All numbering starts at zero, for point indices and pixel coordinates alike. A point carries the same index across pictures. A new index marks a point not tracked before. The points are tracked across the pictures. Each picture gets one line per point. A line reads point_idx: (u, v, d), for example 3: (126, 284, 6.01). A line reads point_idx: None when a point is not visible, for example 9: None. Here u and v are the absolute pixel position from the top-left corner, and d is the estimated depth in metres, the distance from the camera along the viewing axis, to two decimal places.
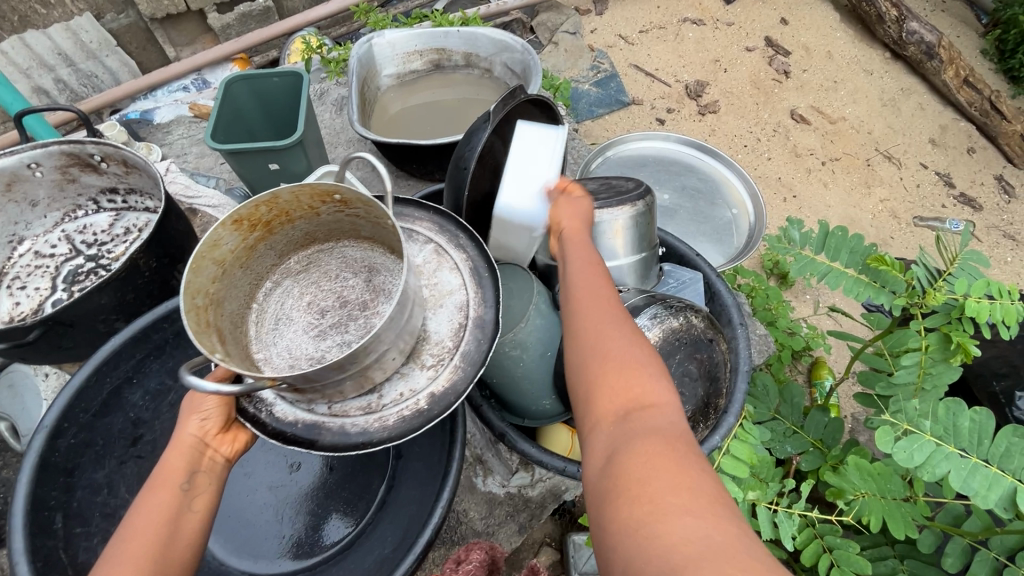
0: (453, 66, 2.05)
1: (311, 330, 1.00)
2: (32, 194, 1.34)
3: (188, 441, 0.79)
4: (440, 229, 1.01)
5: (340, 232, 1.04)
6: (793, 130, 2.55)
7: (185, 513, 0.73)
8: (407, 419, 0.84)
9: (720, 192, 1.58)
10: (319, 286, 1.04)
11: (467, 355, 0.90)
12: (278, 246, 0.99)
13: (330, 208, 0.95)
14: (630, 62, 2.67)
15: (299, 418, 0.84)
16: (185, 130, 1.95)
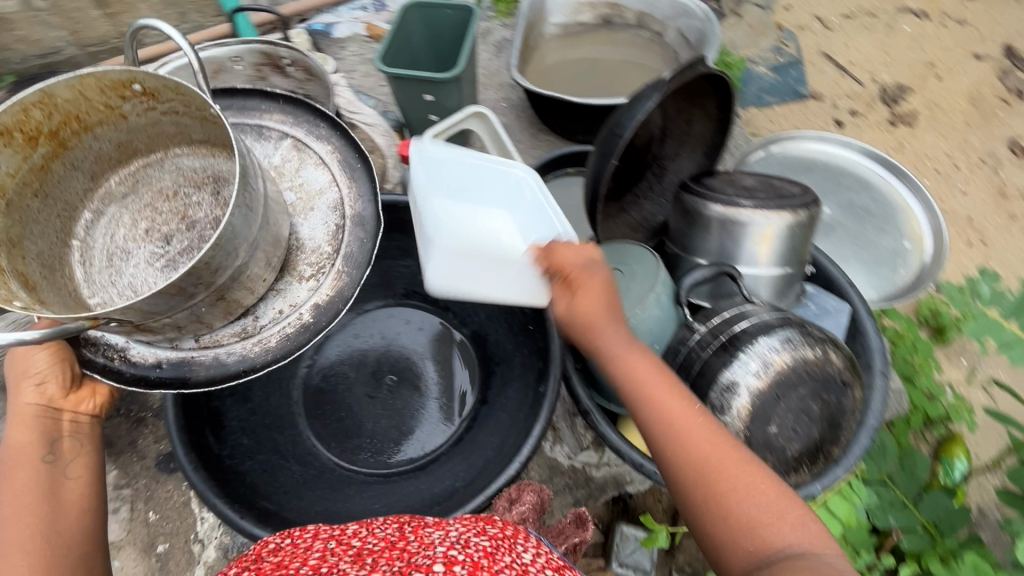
0: (623, 23, 1.94)
1: (157, 261, 1.00)
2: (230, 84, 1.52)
3: (31, 408, 0.93)
4: (299, 125, 1.02)
5: (165, 140, 1.02)
6: (1007, 164, 2.12)
7: (61, 481, 0.91)
8: (289, 336, 0.92)
9: (891, 216, 1.36)
10: (157, 207, 1.05)
11: (349, 257, 0.96)
12: (83, 164, 0.99)
13: (134, 105, 0.93)
14: (821, 50, 2.34)
15: (162, 358, 0.90)
16: (357, 48, 2.08)
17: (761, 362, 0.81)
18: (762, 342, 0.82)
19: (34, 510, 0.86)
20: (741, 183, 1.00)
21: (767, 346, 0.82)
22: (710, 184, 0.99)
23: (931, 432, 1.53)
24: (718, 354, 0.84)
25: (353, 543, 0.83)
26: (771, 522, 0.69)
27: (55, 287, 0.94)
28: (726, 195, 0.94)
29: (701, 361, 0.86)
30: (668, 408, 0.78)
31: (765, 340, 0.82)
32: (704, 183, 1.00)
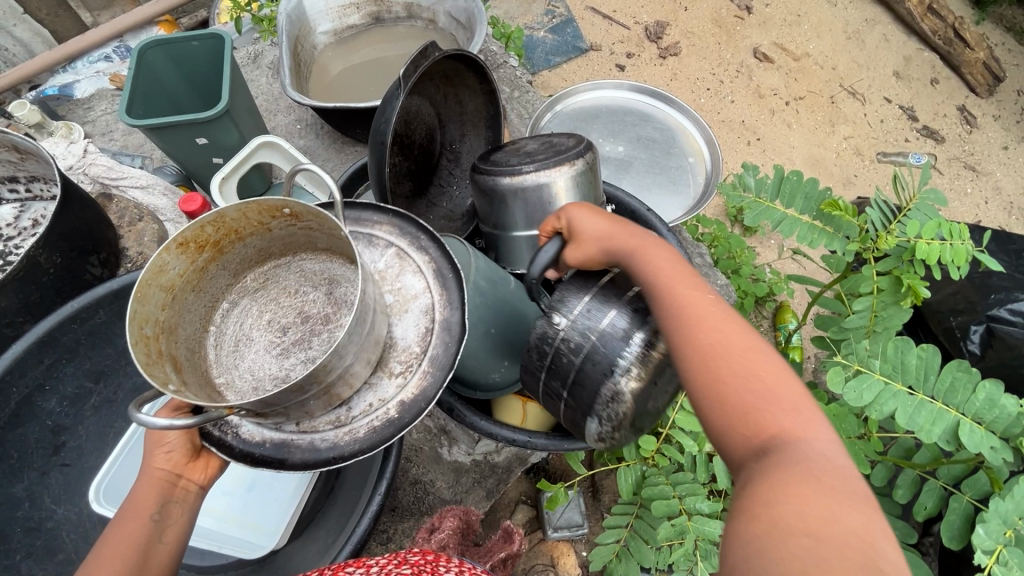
0: (393, 18, 1.93)
1: (274, 347, 0.86)
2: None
3: (160, 475, 0.75)
4: (402, 230, 0.88)
5: (296, 244, 0.88)
6: (756, 70, 2.47)
7: (154, 547, 0.73)
8: (380, 430, 0.77)
9: (676, 140, 1.52)
10: (278, 302, 0.89)
11: (436, 359, 0.80)
12: (233, 264, 0.85)
13: (280, 222, 0.81)
14: (587, 5, 2.52)
15: (266, 438, 0.78)
16: (107, 104, 1.80)
17: (628, 345, 0.76)
18: (621, 322, 0.76)
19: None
20: (525, 149, 1.04)
21: (627, 324, 0.76)
22: (497, 158, 1.01)
23: (766, 309, 1.79)
24: (586, 351, 0.77)
25: None
26: (813, 523, 0.48)
27: (200, 379, 0.78)
28: (509, 166, 0.97)
29: (580, 365, 0.78)
30: (722, 360, 0.59)
31: (619, 319, 0.76)
32: (492, 158, 1.02)
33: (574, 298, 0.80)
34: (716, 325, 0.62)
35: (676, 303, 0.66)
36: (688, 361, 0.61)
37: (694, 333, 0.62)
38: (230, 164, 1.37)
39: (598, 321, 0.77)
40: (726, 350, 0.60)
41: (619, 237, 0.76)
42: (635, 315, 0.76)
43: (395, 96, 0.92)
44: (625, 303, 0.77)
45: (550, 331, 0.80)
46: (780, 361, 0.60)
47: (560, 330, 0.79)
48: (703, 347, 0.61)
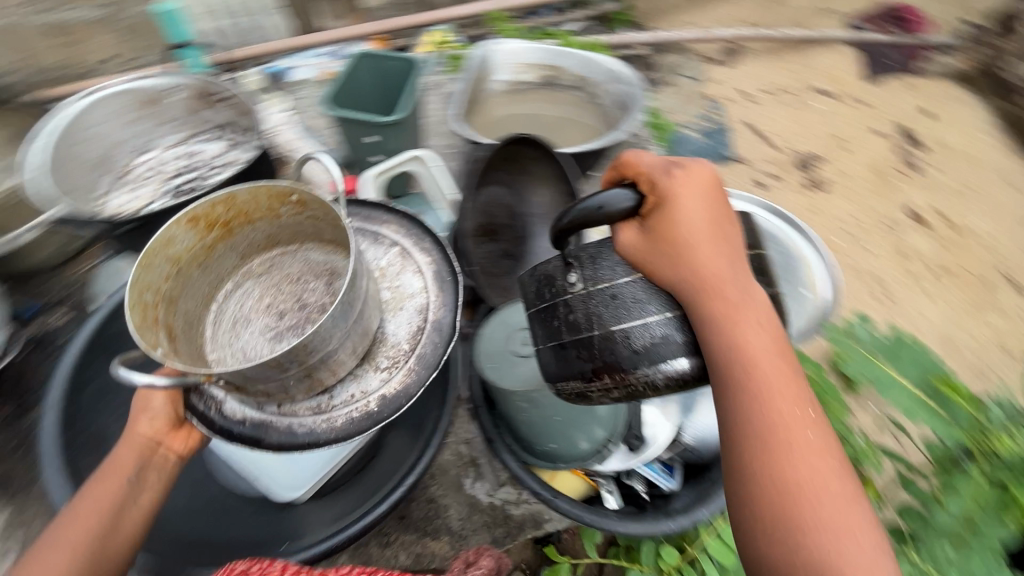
0: (561, 85, 2.10)
1: (268, 331, 1.04)
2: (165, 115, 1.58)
3: (139, 440, 0.90)
4: (408, 231, 1.14)
5: (303, 235, 1.05)
6: (905, 228, 2.34)
7: (130, 503, 0.87)
8: (356, 420, 0.91)
9: (797, 270, 1.47)
10: (279, 288, 1.07)
11: (421, 357, 0.99)
12: (240, 248, 1.02)
13: (287, 210, 0.98)
14: (745, 120, 2.58)
15: (246, 416, 0.90)
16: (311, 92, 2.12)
17: (620, 354, 0.79)
18: (631, 335, 0.78)
19: (85, 538, 0.82)
20: None
21: (632, 334, 0.79)
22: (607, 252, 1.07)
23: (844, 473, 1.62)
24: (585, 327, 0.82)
25: None
26: None
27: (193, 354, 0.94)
28: None
29: (568, 331, 0.84)
30: (807, 504, 0.67)
31: (628, 328, 0.79)
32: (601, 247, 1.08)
33: (609, 275, 0.83)
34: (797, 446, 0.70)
35: (774, 425, 0.71)
36: (771, 489, 0.69)
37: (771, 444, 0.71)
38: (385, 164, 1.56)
39: (619, 319, 0.80)
40: (806, 478, 0.68)
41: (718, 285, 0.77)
42: (642, 336, 0.78)
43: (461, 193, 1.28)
44: (642, 321, 0.79)
45: (564, 282, 0.86)
46: (866, 522, 0.67)
47: (576, 291, 0.84)
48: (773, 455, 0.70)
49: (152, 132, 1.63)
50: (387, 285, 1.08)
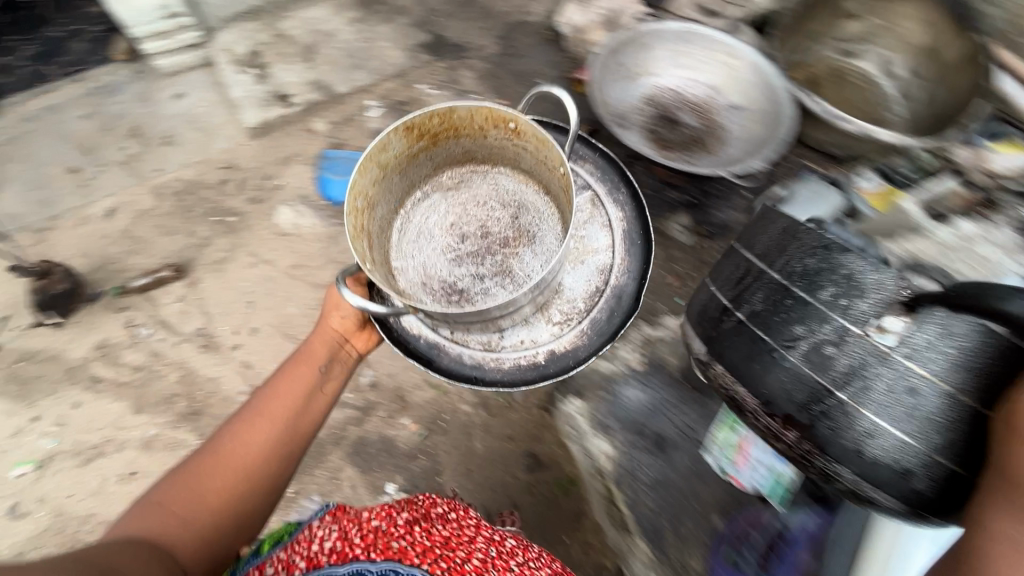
0: None
1: (451, 256, 1.02)
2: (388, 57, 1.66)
3: (332, 334, 0.94)
4: (602, 176, 0.98)
5: (500, 157, 1.03)
6: None
7: (319, 392, 0.90)
8: (522, 369, 0.92)
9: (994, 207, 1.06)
10: (465, 209, 1.04)
11: (613, 309, 0.93)
12: (438, 156, 1.01)
13: (498, 133, 0.93)
14: None
15: (419, 334, 0.93)
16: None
17: (807, 401, 0.72)
18: (845, 396, 0.69)
19: (279, 417, 0.85)
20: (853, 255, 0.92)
21: (844, 409, 0.70)
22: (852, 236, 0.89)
23: None
24: (786, 350, 0.73)
25: (515, 564, 0.79)
26: None
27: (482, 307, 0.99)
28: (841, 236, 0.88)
29: (760, 318, 0.76)
30: None
31: (840, 393, 0.69)
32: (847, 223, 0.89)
33: (918, 363, 0.65)
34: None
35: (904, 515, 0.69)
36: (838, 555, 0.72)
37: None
38: (698, 130, 1.37)
39: (868, 398, 0.68)
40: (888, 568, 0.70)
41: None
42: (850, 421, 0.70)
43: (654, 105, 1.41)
44: (889, 422, 0.67)
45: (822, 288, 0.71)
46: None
47: (808, 306, 0.72)
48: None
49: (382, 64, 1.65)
50: (566, 234, 0.97)
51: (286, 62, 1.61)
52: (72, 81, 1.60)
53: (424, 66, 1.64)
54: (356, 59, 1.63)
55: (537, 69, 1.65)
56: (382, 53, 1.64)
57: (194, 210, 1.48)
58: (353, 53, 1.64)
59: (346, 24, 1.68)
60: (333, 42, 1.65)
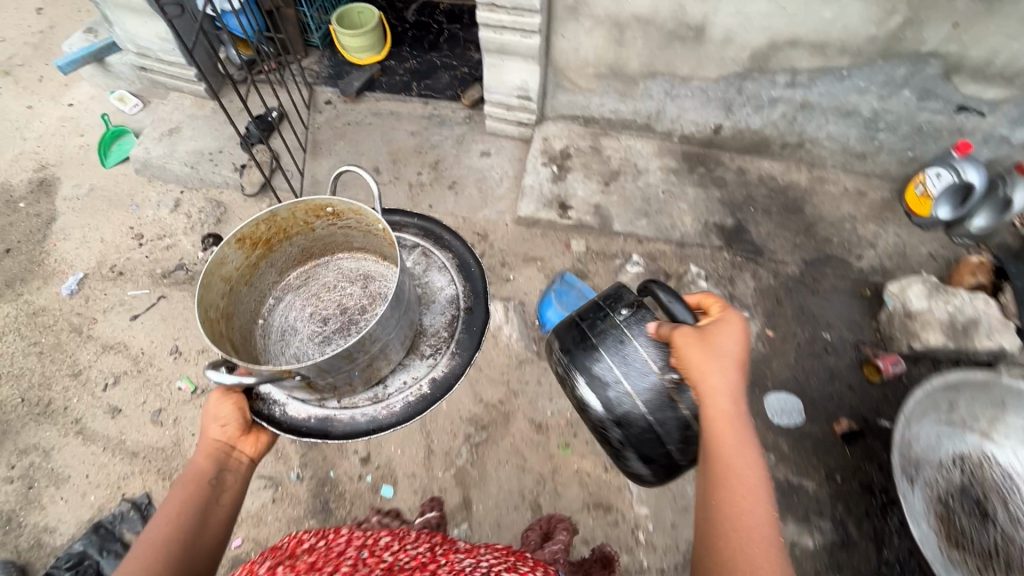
0: None
1: (317, 336, 1.19)
2: (683, 226, 1.52)
3: (213, 444, 0.85)
4: (417, 228, 1.21)
5: (332, 247, 1.28)
6: None
7: (209, 509, 0.81)
8: (414, 402, 0.99)
9: None
10: (318, 297, 1.26)
11: (470, 322, 1.10)
12: (278, 263, 1.23)
13: (323, 222, 1.17)
14: None
15: (311, 415, 0.95)
16: (911, 246, 1.48)
17: (624, 415, 0.86)
18: (602, 368, 0.88)
19: (175, 531, 0.76)
20: None
21: (641, 413, 0.85)
22: None
23: None
24: (619, 380, 0.86)
25: (384, 557, 0.66)
26: None
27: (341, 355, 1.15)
28: None
29: (597, 332, 0.91)
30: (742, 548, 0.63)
31: (639, 404, 0.85)
32: None
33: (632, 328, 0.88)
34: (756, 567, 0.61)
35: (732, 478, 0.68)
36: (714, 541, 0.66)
37: (721, 523, 0.66)
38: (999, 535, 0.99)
39: (611, 349, 0.88)
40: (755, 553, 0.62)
41: (729, 394, 0.72)
42: (663, 422, 0.84)
43: (958, 469, 1.05)
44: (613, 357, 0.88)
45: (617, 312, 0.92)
46: None
47: (625, 337, 0.88)
48: (730, 550, 0.64)
49: (670, 224, 1.53)
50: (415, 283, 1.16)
51: (584, 176, 1.61)
52: (418, 103, 1.83)
53: (711, 250, 1.49)
54: (648, 208, 1.55)
55: (828, 320, 1.39)
56: (679, 219, 1.53)
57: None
58: (649, 199, 1.57)
59: (660, 169, 1.62)
60: (637, 180, 1.60)
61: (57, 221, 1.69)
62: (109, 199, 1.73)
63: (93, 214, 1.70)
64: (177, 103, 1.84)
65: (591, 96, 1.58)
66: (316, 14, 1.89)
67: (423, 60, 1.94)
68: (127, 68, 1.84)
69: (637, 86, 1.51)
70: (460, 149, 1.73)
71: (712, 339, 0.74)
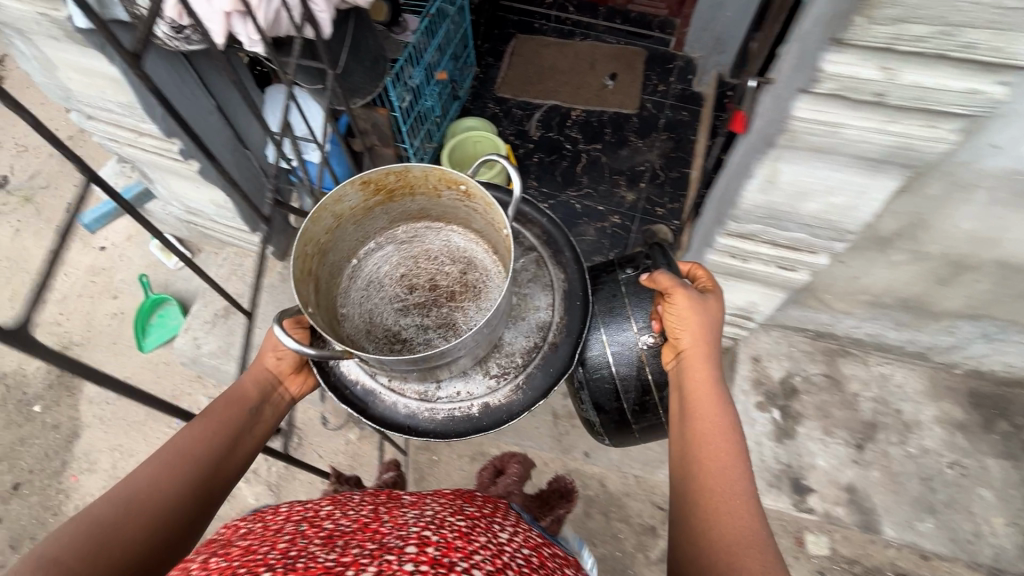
0: None
1: (398, 303, 0.67)
2: (995, 540, 0.99)
3: (260, 372, 0.63)
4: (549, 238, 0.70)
5: (458, 219, 0.68)
6: None
7: (243, 441, 0.58)
8: (452, 427, 0.61)
9: None
10: (414, 267, 0.69)
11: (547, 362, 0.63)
12: (396, 211, 0.66)
13: (453, 197, 0.63)
14: None
15: (357, 381, 0.62)
16: None
17: (594, 362, 0.81)
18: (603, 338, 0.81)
19: (200, 464, 0.53)
20: None
21: (612, 361, 0.81)
22: None
23: None
24: (599, 338, 0.80)
25: (322, 522, 0.48)
26: None
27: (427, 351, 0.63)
28: None
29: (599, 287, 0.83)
30: (720, 482, 0.57)
31: (610, 352, 0.81)
32: None
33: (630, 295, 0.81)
34: (732, 510, 0.55)
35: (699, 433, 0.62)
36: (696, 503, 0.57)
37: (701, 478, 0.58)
38: None
39: (607, 304, 0.82)
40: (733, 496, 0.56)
41: (698, 332, 0.69)
42: (626, 379, 0.82)
43: None
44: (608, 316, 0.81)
45: (620, 270, 0.83)
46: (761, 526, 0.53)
47: (618, 293, 0.82)
48: (712, 503, 0.56)
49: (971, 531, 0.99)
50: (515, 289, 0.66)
51: (823, 431, 1.08)
52: None
53: None
54: (933, 499, 1.02)
55: None
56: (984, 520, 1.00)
57: (598, 551, 1.07)
58: (931, 480, 1.03)
59: (938, 424, 1.07)
60: (906, 445, 1.06)
61: (80, 438, 1.27)
62: (146, 405, 1.30)
63: (125, 430, 1.27)
64: (236, 264, 1.39)
65: (844, 318, 1.05)
66: (419, 143, 1.38)
67: (557, 202, 1.43)
68: (172, 218, 1.40)
69: (935, 322, 0.97)
70: None
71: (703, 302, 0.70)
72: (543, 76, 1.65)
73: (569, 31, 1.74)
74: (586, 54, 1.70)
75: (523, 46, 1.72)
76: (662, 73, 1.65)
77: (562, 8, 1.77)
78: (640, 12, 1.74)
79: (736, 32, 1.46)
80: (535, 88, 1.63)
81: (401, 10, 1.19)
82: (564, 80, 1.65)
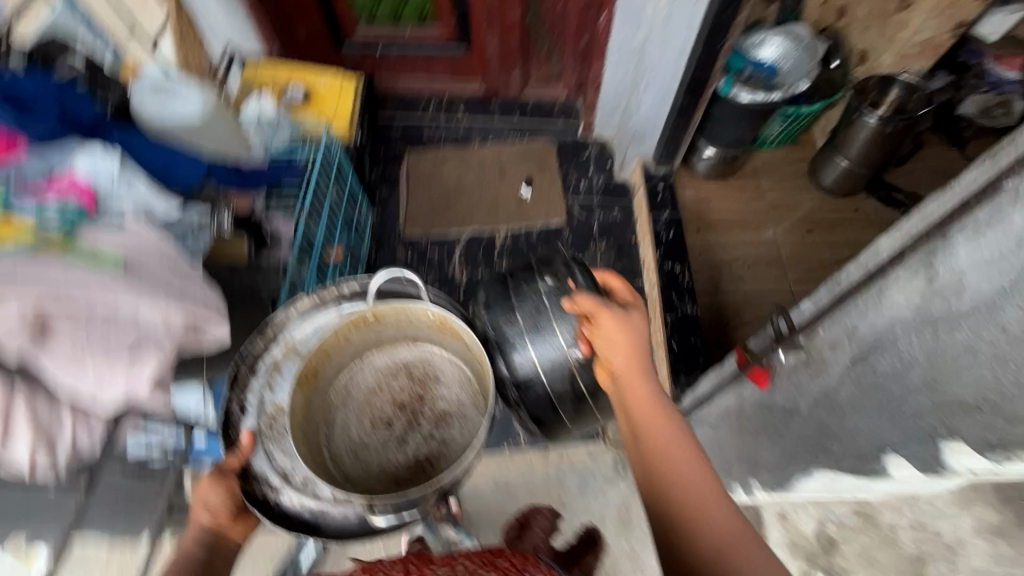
0: None
1: (391, 441, 0.75)
2: None
3: (195, 533, 0.60)
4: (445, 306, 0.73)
5: (370, 343, 0.77)
6: None
7: None
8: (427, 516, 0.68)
9: None
10: (370, 404, 0.77)
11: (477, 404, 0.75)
12: (330, 379, 0.76)
13: (361, 334, 0.74)
14: None
15: (307, 507, 0.67)
16: None
17: (528, 379, 0.71)
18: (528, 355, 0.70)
19: None
20: None
21: (545, 377, 0.70)
22: None
23: None
24: (526, 355, 0.70)
25: None
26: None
27: (455, 454, 0.74)
28: None
29: (518, 300, 0.71)
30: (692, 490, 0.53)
31: (544, 369, 0.69)
32: None
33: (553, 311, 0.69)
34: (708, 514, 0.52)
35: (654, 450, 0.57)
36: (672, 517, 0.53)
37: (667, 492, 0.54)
38: None
39: (526, 320, 0.70)
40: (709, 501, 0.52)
41: (635, 354, 0.62)
42: (561, 391, 0.71)
43: None
44: (528, 326, 0.70)
45: (541, 280, 0.72)
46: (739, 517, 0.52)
47: (541, 307, 0.70)
48: (689, 516, 0.52)
49: None
50: (437, 364, 0.77)
51: None
52: (535, 455, 1.14)
53: None
54: None
55: None
56: None
57: None
58: None
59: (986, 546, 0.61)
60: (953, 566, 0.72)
61: None
62: None
63: None
64: None
65: None
66: None
67: None
68: None
69: None
70: (635, 541, 1.07)
71: (630, 318, 0.64)
72: (451, 200, 1.43)
73: (465, 136, 1.53)
74: (491, 161, 1.49)
75: (418, 166, 1.48)
76: (580, 165, 1.48)
77: (450, 110, 1.55)
78: (537, 100, 1.56)
79: (653, 122, 1.31)
80: (446, 216, 1.40)
81: (260, 214, 0.93)
82: (476, 200, 1.43)
